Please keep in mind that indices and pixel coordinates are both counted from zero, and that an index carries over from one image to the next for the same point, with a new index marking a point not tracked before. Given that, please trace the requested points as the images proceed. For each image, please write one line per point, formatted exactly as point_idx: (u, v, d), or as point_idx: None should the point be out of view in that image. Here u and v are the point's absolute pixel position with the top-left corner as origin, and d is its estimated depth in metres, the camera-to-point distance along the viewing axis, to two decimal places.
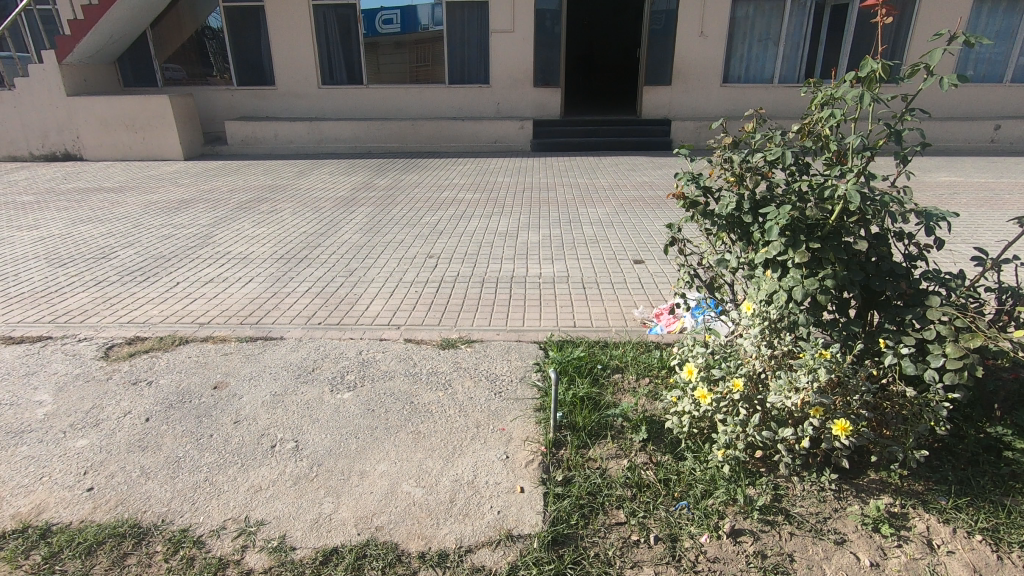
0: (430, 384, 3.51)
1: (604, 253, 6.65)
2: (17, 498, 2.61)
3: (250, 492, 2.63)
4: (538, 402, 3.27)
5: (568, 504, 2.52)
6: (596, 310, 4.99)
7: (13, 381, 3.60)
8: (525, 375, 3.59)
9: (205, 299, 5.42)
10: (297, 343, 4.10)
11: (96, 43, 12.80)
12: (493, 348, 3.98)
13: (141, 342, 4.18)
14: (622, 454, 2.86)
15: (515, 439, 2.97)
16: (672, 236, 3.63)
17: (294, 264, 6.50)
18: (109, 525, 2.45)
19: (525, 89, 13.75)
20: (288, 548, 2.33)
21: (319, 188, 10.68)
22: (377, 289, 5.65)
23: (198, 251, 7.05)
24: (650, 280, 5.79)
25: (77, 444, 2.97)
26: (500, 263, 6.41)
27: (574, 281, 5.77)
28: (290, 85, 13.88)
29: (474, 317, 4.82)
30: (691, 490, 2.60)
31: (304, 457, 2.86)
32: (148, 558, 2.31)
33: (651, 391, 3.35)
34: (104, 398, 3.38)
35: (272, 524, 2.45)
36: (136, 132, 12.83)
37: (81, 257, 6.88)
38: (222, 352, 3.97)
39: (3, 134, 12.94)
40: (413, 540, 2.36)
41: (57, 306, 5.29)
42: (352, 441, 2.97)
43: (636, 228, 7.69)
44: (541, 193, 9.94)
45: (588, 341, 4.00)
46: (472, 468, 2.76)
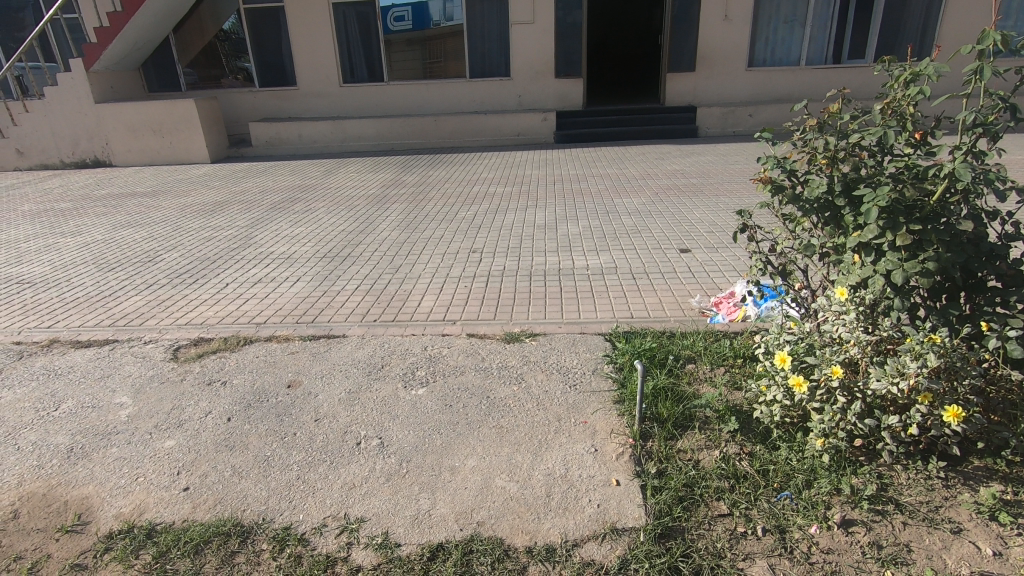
0: (503, 378, 3.49)
1: (647, 243, 6.56)
2: (117, 499, 2.65)
3: (345, 489, 2.63)
4: (616, 394, 3.24)
5: (667, 497, 2.48)
6: (650, 300, 4.94)
7: (91, 384, 3.65)
8: (597, 368, 3.56)
9: (257, 299, 5.45)
10: (361, 340, 4.11)
11: (121, 50, 12.94)
12: (559, 341, 3.95)
13: (206, 343, 4.21)
14: (713, 445, 2.82)
15: (601, 431, 2.94)
16: (743, 222, 3.59)
17: (338, 262, 6.51)
18: (212, 524, 2.47)
19: (547, 80, 13.65)
20: (393, 545, 2.32)
21: (348, 187, 10.71)
22: (426, 285, 5.64)
23: (241, 252, 7.13)
24: (700, 269, 5.70)
25: (166, 444, 3.00)
26: (544, 255, 6.37)
27: (622, 272, 5.71)
28: (312, 84, 13.91)
29: (528, 311, 4.78)
30: (792, 481, 2.55)
31: (392, 453, 2.85)
32: (256, 556, 2.32)
33: (731, 380, 3.30)
34: (182, 399, 3.40)
35: (373, 521, 2.45)
36: (164, 136, 12.97)
37: (128, 262, 6.96)
38: (288, 351, 3.98)
39: (37, 143, 13.18)
40: (518, 535, 2.34)
41: (114, 310, 5.36)
42: (437, 437, 2.96)
43: (676, 217, 7.58)
44: (572, 185, 9.86)
45: (654, 332, 3.96)
46: (564, 462, 2.74)
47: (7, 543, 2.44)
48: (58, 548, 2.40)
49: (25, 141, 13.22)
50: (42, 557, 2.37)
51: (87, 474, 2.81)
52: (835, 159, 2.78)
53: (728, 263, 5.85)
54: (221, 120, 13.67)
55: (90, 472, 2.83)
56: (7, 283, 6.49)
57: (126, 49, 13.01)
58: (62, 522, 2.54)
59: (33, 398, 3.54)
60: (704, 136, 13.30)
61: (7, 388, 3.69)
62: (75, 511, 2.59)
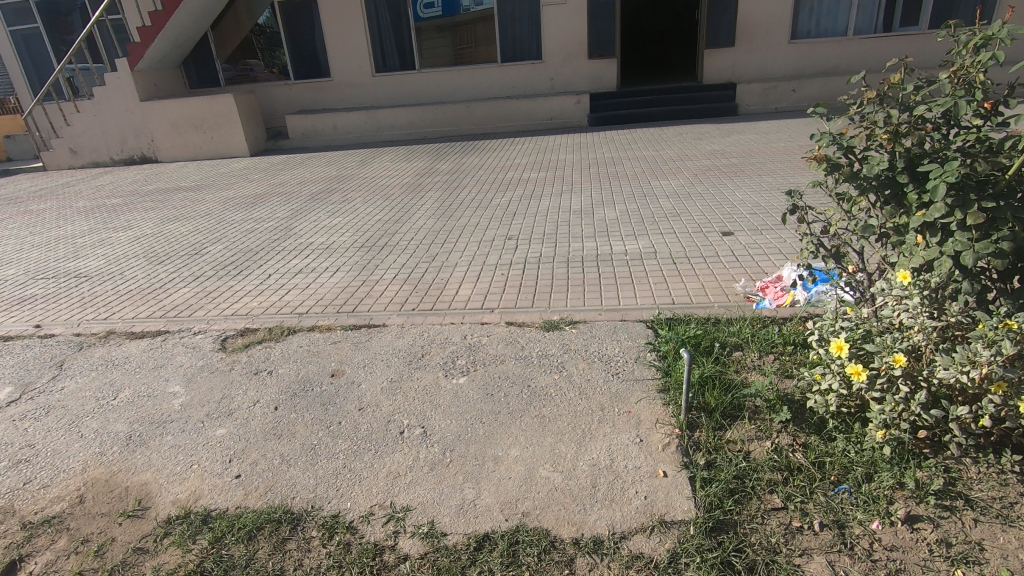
0: (544, 367, 3.45)
1: (688, 227, 6.39)
2: (174, 485, 2.74)
3: (390, 478, 2.65)
4: (661, 382, 3.16)
5: (717, 489, 2.41)
6: (692, 285, 4.81)
7: (146, 374, 3.79)
8: (639, 356, 3.48)
9: (298, 289, 5.56)
10: (401, 329, 4.13)
11: (163, 48, 13.30)
12: (600, 328, 3.88)
13: (252, 333, 4.31)
14: (764, 436, 2.72)
15: (645, 421, 2.88)
16: (793, 204, 3.44)
17: (376, 251, 6.58)
18: (263, 511, 2.52)
19: (580, 62, 13.39)
20: (440, 534, 2.33)
21: (383, 176, 10.78)
22: (463, 273, 5.64)
23: (282, 243, 7.27)
24: (743, 253, 5.52)
25: (217, 433, 3.08)
26: (581, 241, 6.28)
27: (662, 257, 5.57)
28: (345, 75, 14.01)
29: (567, 298, 4.72)
30: (850, 474, 2.44)
31: (435, 442, 2.86)
32: (306, 543, 2.36)
33: (781, 368, 3.18)
34: (232, 388, 3.50)
35: (419, 510, 2.46)
36: (206, 131, 13.32)
37: (176, 255, 7.20)
38: (331, 340, 4.04)
39: (88, 142, 13.73)
40: (564, 527, 2.31)
41: (165, 301, 5.55)
42: (479, 426, 2.95)
43: (717, 199, 7.36)
44: (607, 168, 9.67)
45: (698, 318, 3.85)
46: (608, 452, 2.69)
47: (74, 527, 2.56)
48: (120, 533, 2.50)
49: (77, 140, 13.80)
50: (107, 541, 2.47)
51: (145, 460, 2.92)
52: (898, 133, 2.61)
53: (773, 246, 5.64)
54: (259, 114, 13.95)
55: (147, 459, 2.94)
56: (66, 276, 6.81)
57: (168, 48, 13.37)
58: (124, 507, 2.65)
59: (93, 387, 3.70)
60: (744, 114, 12.84)
61: (70, 378, 3.86)
62: (135, 497, 2.70)
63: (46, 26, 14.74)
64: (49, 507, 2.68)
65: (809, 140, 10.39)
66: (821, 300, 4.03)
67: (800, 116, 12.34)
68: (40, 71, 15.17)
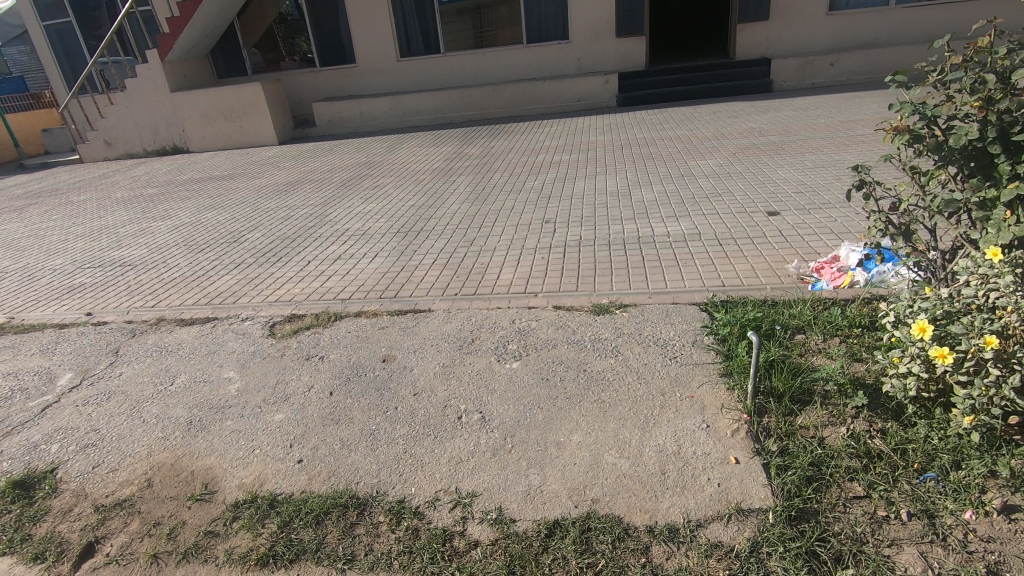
0: (599, 351, 3.38)
1: (731, 207, 6.20)
2: (238, 469, 2.76)
3: (453, 463, 2.63)
4: (722, 366, 3.07)
5: (794, 477, 2.32)
6: (741, 267, 4.67)
7: (200, 360, 3.84)
8: (696, 339, 3.39)
9: (339, 275, 5.56)
10: (447, 314, 4.10)
11: (191, 38, 13.39)
12: (651, 312, 3.79)
13: (299, 319, 4.33)
14: (838, 421, 2.61)
15: (710, 406, 2.80)
16: (859, 179, 3.27)
17: (412, 236, 6.55)
18: (329, 496, 2.52)
19: (608, 41, 13.08)
20: (509, 520, 2.30)
21: (412, 161, 10.75)
22: (502, 257, 5.57)
23: (318, 230, 7.30)
24: (793, 233, 5.34)
25: (276, 418, 3.10)
26: (620, 223, 6.15)
27: (707, 238, 5.43)
28: (370, 60, 13.94)
29: (612, 281, 4.63)
30: (936, 461, 2.34)
31: (495, 427, 2.82)
32: (375, 528, 2.35)
33: (849, 351, 3.06)
34: (286, 373, 3.52)
35: (486, 496, 2.43)
36: (235, 120, 13.43)
37: (216, 243, 7.29)
38: (378, 326, 4.03)
39: (122, 133, 13.98)
40: (636, 514, 2.26)
41: (209, 289, 5.62)
42: (537, 411, 2.91)
43: (759, 178, 7.14)
44: (641, 149, 9.47)
45: (754, 300, 3.73)
46: (674, 437, 2.62)
47: (145, 510, 2.60)
48: (190, 516, 2.53)
49: (112, 132, 14.05)
50: (178, 524, 2.50)
51: (208, 445, 2.95)
52: (990, 100, 2.44)
53: (824, 225, 5.44)
54: (285, 102, 14.00)
55: (210, 443, 2.97)
56: (111, 265, 6.95)
57: (196, 38, 13.46)
58: (191, 490, 2.68)
59: (150, 373, 3.76)
60: (780, 91, 12.43)
61: (126, 364, 3.93)
62: (201, 481, 2.72)
63: (77, 20, 14.96)
64: (120, 490, 2.73)
65: (851, 116, 10.00)
66: (882, 280, 3.84)
67: (839, 91, 11.89)
68: (73, 64, 15.44)
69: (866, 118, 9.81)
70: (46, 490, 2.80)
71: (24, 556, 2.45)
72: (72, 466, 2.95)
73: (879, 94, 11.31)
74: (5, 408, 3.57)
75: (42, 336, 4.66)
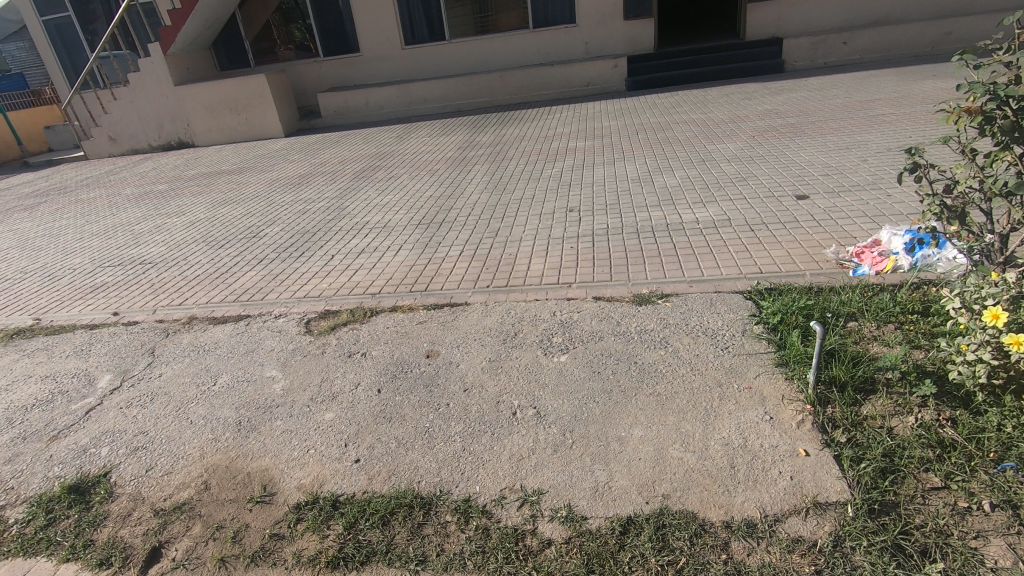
0: (647, 343, 3.34)
1: (758, 192, 6.12)
2: (295, 470, 2.74)
3: (515, 461, 2.60)
4: (777, 356, 3.04)
5: (869, 469, 2.29)
6: (776, 253, 4.62)
7: (239, 359, 3.80)
8: (745, 329, 3.35)
9: (365, 269, 5.53)
10: (485, 307, 4.06)
11: (194, 30, 13.19)
12: (695, 301, 3.74)
13: (334, 315, 4.28)
14: (905, 411, 2.57)
15: (770, 397, 2.76)
16: (913, 162, 3.18)
17: (435, 228, 6.49)
18: (393, 496, 2.50)
19: (616, 23, 12.89)
20: (580, 518, 2.27)
21: (423, 151, 10.63)
22: (530, 248, 5.52)
23: (338, 223, 7.23)
24: (825, 217, 5.27)
25: (326, 417, 3.07)
26: (646, 210, 6.07)
27: (737, 224, 5.36)
28: (375, 48, 13.75)
29: (646, 270, 4.58)
30: (1012, 450, 2.29)
31: (552, 423, 2.79)
32: (444, 528, 2.33)
33: (906, 339, 3.01)
34: (330, 371, 3.48)
35: (553, 493, 2.40)
36: (241, 113, 13.30)
37: (235, 238, 7.25)
38: (416, 320, 3.99)
39: (127, 128, 13.87)
40: (711, 509, 2.22)
41: (235, 286, 5.59)
42: (594, 406, 2.87)
43: (783, 161, 7.05)
44: (656, 134, 9.36)
45: (799, 287, 3.68)
46: (738, 430, 2.59)
47: (206, 513, 2.58)
48: (253, 518, 2.51)
49: (117, 128, 13.94)
50: (241, 527, 2.48)
51: (261, 446, 2.93)
52: None
53: (856, 209, 5.37)
54: (290, 93, 13.84)
55: (262, 444, 2.94)
56: (131, 263, 6.90)
57: (198, 30, 13.28)
58: (250, 493, 2.65)
59: (190, 373, 3.73)
60: (792, 71, 12.27)
61: (165, 364, 3.91)
62: (259, 482, 2.70)
63: (76, 14, 14.73)
64: (177, 494, 2.71)
65: (868, 96, 9.86)
66: (928, 265, 3.85)
67: (853, 70, 11.74)
68: (75, 60, 15.24)
69: (884, 97, 9.69)
70: (102, 495, 2.78)
71: (89, 562, 2.44)
72: (125, 469, 2.93)
73: (895, 72, 11.14)
74: (47, 412, 3.55)
75: (74, 337, 4.63)
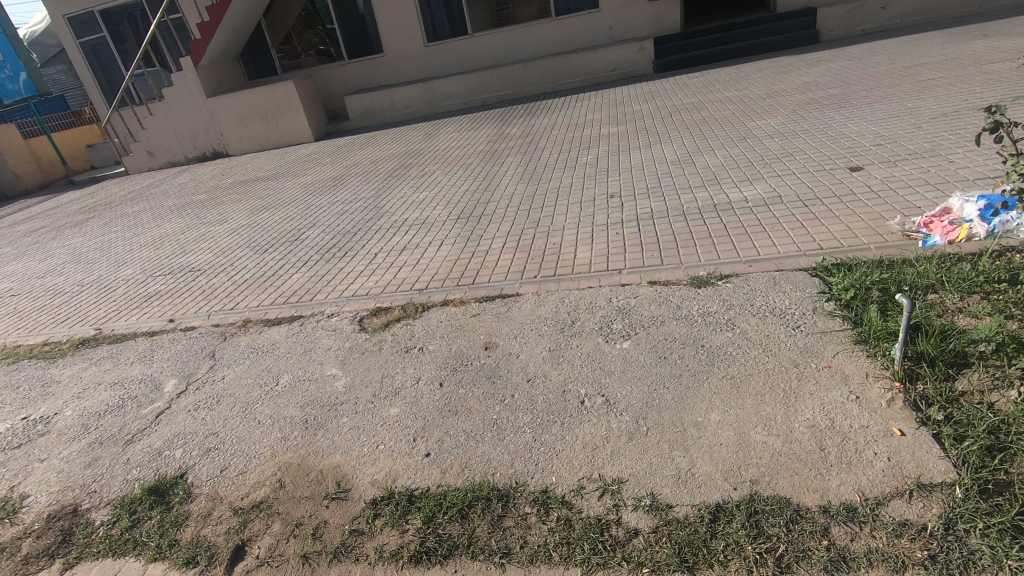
0: (712, 325, 3.24)
1: (807, 166, 5.90)
2: (367, 466, 2.74)
3: (589, 450, 2.54)
4: (854, 333, 2.90)
5: (975, 447, 2.15)
6: (835, 228, 4.44)
7: (298, 359, 3.84)
8: (816, 306, 3.22)
9: (410, 266, 5.54)
10: (538, 297, 4.00)
11: (222, 42, 13.43)
12: (758, 281, 3.61)
13: (387, 312, 4.30)
14: (1005, 385, 2.42)
15: (853, 375, 2.64)
16: (994, 121, 2.97)
17: (475, 221, 6.45)
18: (469, 489, 2.47)
19: (640, 5, 12.62)
20: (666, 507, 2.20)
21: (454, 146, 10.62)
22: (574, 236, 5.43)
23: (377, 222, 7.28)
24: (883, 188, 5.04)
25: (391, 412, 3.07)
26: (690, 191, 5.92)
27: (789, 201, 5.17)
28: (398, 47, 13.77)
29: (699, 252, 4.45)
30: None
31: (623, 411, 2.72)
32: (524, 520, 2.29)
33: (996, 310, 2.84)
34: (389, 367, 3.48)
35: (634, 482, 2.33)
36: (272, 120, 13.52)
37: (278, 242, 7.36)
38: (470, 313, 3.96)
39: (164, 142, 14.25)
40: (805, 494, 2.12)
41: (283, 288, 5.66)
42: (665, 391, 2.79)
43: (830, 134, 6.78)
44: (691, 114, 9.14)
45: (869, 261, 3.51)
46: (823, 411, 2.47)
47: (284, 511, 2.60)
48: (331, 515, 2.52)
49: (154, 142, 14.33)
50: (320, 523, 2.49)
51: (330, 443, 2.94)
52: None
53: (916, 177, 5.13)
54: (318, 97, 14.00)
55: (332, 441, 2.95)
56: (181, 272, 7.08)
57: (226, 41, 13.52)
58: (325, 490, 2.66)
59: (253, 374, 3.78)
60: (828, 41, 11.82)
61: (227, 367, 3.97)
62: (333, 479, 2.71)
63: (110, 34, 15.16)
64: (254, 492, 2.74)
65: (914, 61, 9.41)
66: (1007, 232, 3.64)
67: (893, 35, 11.23)
68: (111, 79, 15.72)
69: (931, 61, 9.23)
70: (181, 495, 2.84)
71: (176, 561, 2.48)
72: (200, 470, 2.99)
73: (940, 35, 10.62)
74: (119, 418, 3.65)
75: (135, 345, 4.75)
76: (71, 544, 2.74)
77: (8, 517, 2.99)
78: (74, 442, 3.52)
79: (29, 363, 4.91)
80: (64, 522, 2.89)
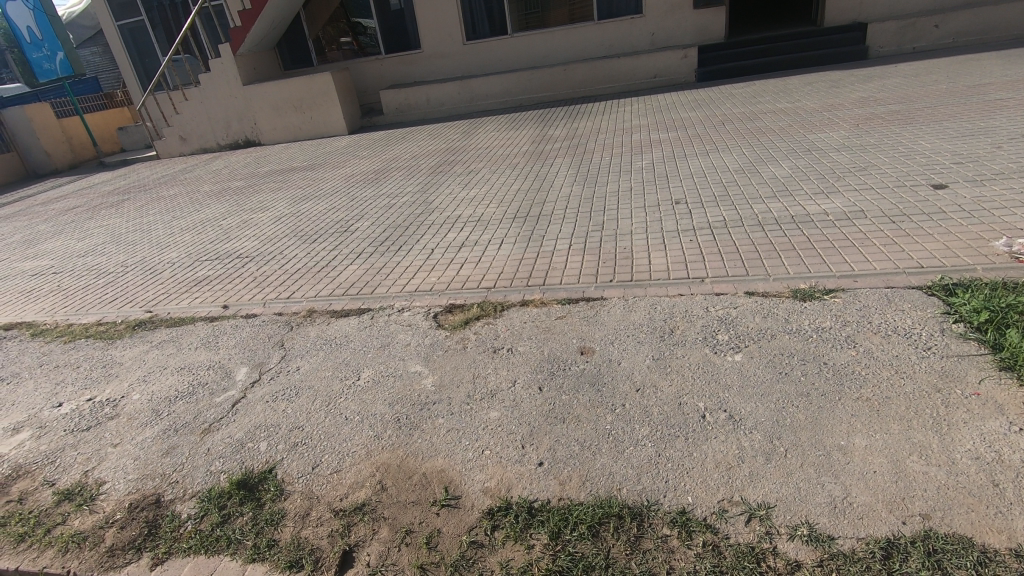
0: (831, 342, 3.04)
1: (885, 181, 5.69)
2: (475, 473, 2.57)
3: (724, 470, 2.36)
4: (998, 359, 2.71)
5: None
6: (932, 245, 4.21)
7: (377, 353, 3.69)
8: (944, 328, 3.02)
9: (472, 262, 5.36)
10: (626, 303, 3.82)
11: (262, 30, 13.34)
12: (869, 297, 3.42)
13: (463, 310, 4.13)
14: None
15: (1008, 406, 2.45)
16: None
17: (533, 222, 6.26)
18: (596, 505, 2.29)
19: (686, 12, 12.44)
20: (828, 538, 2.02)
21: (497, 145, 10.44)
22: (643, 241, 5.21)
23: (427, 217, 7.11)
24: (976, 208, 4.81)
25: (491, 416, 2.90)
26: (763, 202, 5.71)
27: (874, 215, 4.94)
28: (437, 44, 13.65)
29: (791, 262, 4.22)
30: None
31: (753, 429, 2.54)
32: (666, 543, 2.11)
33: None
34: (480, 367, 3.32)
35: (784, 508, 2.15)
36: (309, 110, 13.42)
37: (326, 232, 7.23)
38: (555, 316, 3.79)
39: (200, 126, 14.20)
40: (989, 534, 1.94)
41: (339, 279, 5.52)
42: (796, 411, 2.60)
43: (901, 150, 6.55)
44: (745, 124, 8.93)
45: (994, 283, 3.30)
46: (982, 441, 2.29)
47: (390, 516, 2.43)
48: (443, 523, 2.35)
49: (189, 127, 14.29)
50: (433, 533, 2.32)
51: (429, 445, 2.78)
52: None
53: (1008, 198, 4.90)
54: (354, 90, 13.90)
55: (430, 443, 2.80)
56: (227, 258, 6.96)
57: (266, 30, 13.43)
58: (433, 496, 2.50)
59: (330, 367, 3.63)
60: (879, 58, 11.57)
61: (300, 358, 3.82)
62: (440, 485, 2.55)
63: (149, 18, 15.14)
64: (354, 494, 2.59)
65: (975, 80, 9.16)
66: None
67: (948, 54, 10.97)
68: (148, 62, 15.71)
69: (993, 82, 8.98)
70: (273, 492, 2.68)
71: (277, 563, 2.32)
72: (290, 466, 2.83)
73: (998, 55, 10.35)
74: (193, 404, 3.51)
75: (196, 330, 4.61)
76: (158, 537, 2.58)
77: (86, 504, 2.85)
78: (147, 429, 3.38)
79: (86, 343, 4.79)
80: (148, 513, 2.74)
